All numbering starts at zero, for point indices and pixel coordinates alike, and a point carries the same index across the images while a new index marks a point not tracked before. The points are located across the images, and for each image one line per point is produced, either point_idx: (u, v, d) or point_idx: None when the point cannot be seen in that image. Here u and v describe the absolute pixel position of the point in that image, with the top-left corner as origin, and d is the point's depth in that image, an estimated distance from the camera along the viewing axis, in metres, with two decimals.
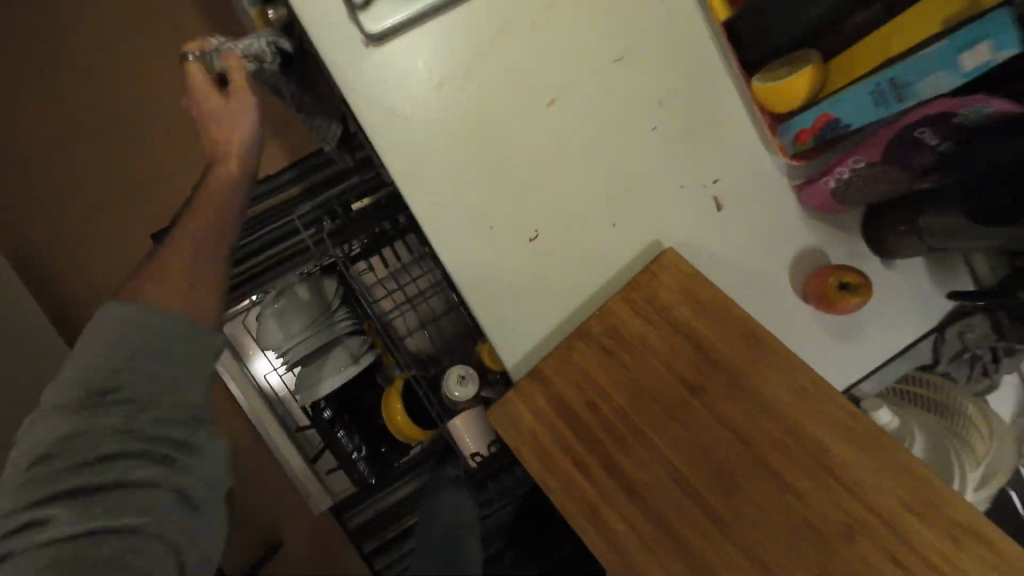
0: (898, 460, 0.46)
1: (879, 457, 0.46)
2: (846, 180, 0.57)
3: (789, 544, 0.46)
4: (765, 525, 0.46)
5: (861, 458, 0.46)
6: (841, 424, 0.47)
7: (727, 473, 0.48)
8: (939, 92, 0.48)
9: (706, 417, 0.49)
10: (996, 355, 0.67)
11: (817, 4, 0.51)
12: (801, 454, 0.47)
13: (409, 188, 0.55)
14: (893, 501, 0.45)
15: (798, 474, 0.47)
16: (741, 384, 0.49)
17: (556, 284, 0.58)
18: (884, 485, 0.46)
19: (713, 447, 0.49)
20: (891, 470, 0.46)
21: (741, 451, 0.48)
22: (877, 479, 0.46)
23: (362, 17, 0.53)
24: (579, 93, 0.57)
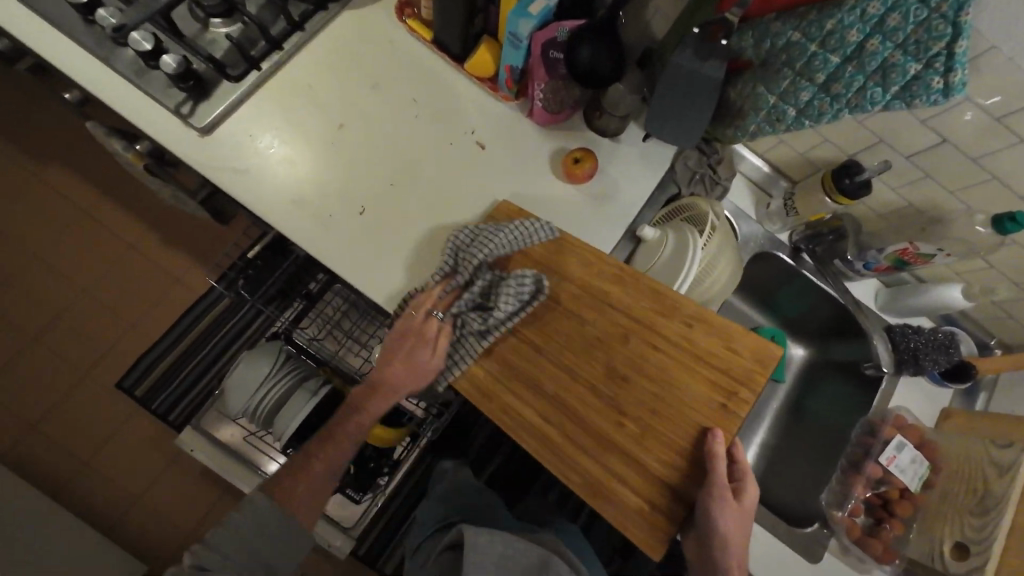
0: (597, 259, 0.72)
1: (598, 258, 0.72)
2: (543, 101, 0.84)
3: (580, 342, 0.71)
4: (563, 345, 0.71)
5: (592, 260, 0.72)
6: (598, 259, 0.72)
7: (540, 319, 0.72)
8: (532, 29, 0.74)
9: (551, 311, 0.72)
10: (716, 168, 0.91)
11: (451, 8, 0.79)
12: (558, 282, 0.73)
13: (263, 210, 0.81)
14: (603, 269, 0.72)
15: (570, 299, 0.72)
16: (572, 286, 0.72)
17: (397, 235, 0.84)
18: (597, 265, 0.72)
19: (564, 345, 0.71)
20: (596, 258, 0.72)
21: (551, 304, 0.72)
22: (597, 264, 0.72)
23: (192, 119, 0.80)
24: (351, 114, 0.86)
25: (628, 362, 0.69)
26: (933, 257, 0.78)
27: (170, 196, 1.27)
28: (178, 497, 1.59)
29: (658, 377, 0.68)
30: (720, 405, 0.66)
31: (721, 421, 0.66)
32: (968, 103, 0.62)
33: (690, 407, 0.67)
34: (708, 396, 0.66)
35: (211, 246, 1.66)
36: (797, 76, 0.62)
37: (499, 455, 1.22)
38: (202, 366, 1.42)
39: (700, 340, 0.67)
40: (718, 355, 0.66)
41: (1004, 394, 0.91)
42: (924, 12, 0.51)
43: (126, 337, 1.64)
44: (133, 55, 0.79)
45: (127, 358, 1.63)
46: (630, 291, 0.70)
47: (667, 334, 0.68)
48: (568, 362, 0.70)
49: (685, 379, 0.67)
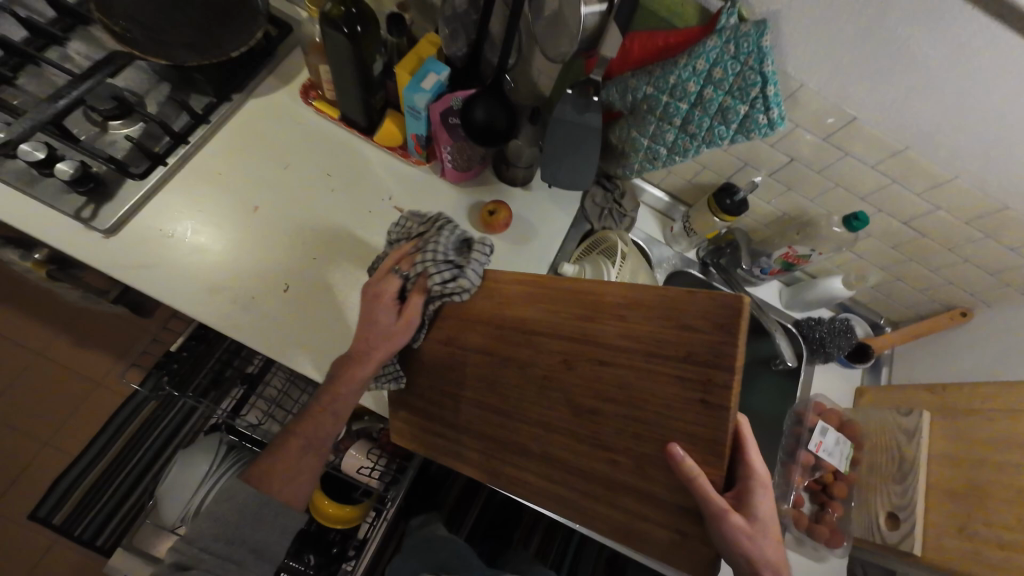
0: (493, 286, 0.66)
1: (499, 284, 0.65)
2: (452, 162, 0.90)
3: (509, 382, 0.62)
4: (495, 390, 0.63)
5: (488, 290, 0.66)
6: (495, 286, 0.65)
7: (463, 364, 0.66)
8: (429, 101, 0.81)
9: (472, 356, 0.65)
10: (621, 201, 1.00)
11: (351, 89, 0.84)
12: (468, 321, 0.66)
13: (179, 302, 0.79)
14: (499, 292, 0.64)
15: (484, 336, 0.64)
16: (492, 324, 0.64)
17: (323, 306, 0.84)
18: (491, 294, 0.65)
19: (498, 396, 0.63)
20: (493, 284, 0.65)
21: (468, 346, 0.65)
22: (491, 292, 0.65)
23: (91, 221, 0.78)
24: (267, 196, 0.88)
25: (580, 392, 0.56)
26: (809, 256, 0.90)
27: (80, 297, 1.19)
28: None
29: (613, 398, 0.54)
30: (700, 401, 0.48)
31: (702, 420, 0.48)
32: (799, 129, 0.74)
33: (661, 415, 0.51)
34: (684, 394, 0.49)
35: (137, 341, 1.57)
36: (659, 121, 0.72)
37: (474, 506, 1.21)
38: (133, 478, 1.41)
39: (647, 330, 0.52)
40: (669, 344, 0.49)
41: (902, 364, 1.02)
42: (738, 65, 0.61)
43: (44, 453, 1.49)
44: (24, 164, 0.78)
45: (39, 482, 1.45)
46: (538, 306, 0.60)
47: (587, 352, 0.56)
48: (513, 407, 0.61)
49: (652, 388, 0.51)
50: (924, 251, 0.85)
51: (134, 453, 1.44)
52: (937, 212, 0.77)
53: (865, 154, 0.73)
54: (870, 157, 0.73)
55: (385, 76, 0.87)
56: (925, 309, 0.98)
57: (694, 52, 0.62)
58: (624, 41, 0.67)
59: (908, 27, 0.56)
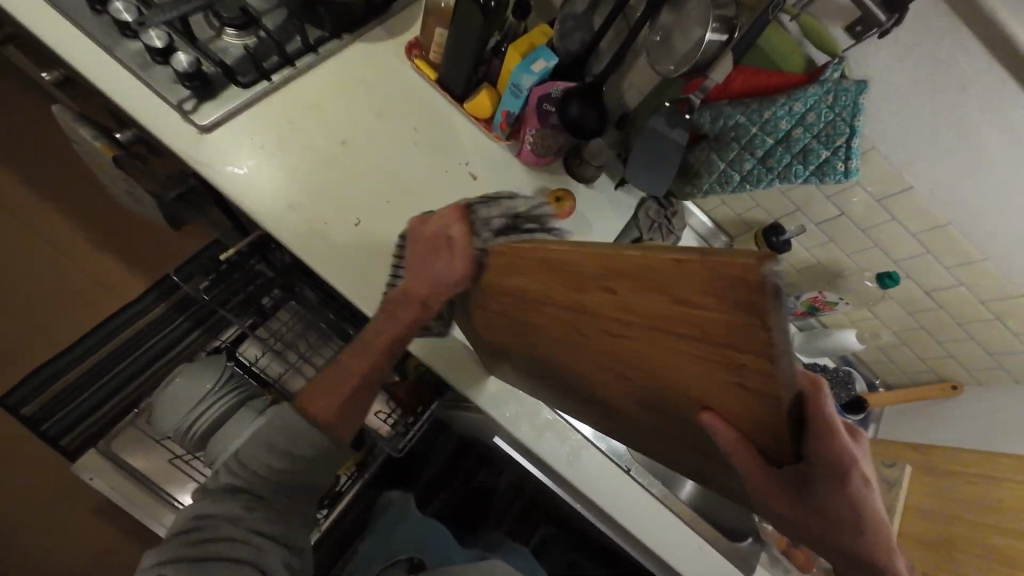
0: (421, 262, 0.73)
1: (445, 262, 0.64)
2: (532, 144, 0.95)
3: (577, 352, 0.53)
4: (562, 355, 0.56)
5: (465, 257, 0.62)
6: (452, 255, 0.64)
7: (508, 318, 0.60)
8: (532, 84, 0.86)
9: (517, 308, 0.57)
10: (671, 219, 1.01)
11: (460, 56, 0.89)
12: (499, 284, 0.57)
13: (256, 211, 0.82)
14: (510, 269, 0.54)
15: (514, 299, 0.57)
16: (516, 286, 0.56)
17: (387, 249, 0.87)
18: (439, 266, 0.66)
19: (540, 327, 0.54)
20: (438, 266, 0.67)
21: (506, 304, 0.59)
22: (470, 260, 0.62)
23: (193, 117, 0.81)
24: (354, 134, 0.91)
25: (624, 364, 0.46)
26: (837, 303, 0.99)
27: (123, 191, 1.18)
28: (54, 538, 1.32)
29: (647, 364, 0.43)
30: (725, 368, 0.35)
31: (733, 392, 0.36)
32: (859, 186, 0.82)
33: (695, 383, 0.39)
34: (706, 362, 0.36)
35: (151, 250, 1.53)
36: (741, 149, 0.79)
37: (440, 495, 1.35)
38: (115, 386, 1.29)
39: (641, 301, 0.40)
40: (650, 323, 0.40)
41: (889, 422, 1.10)
42: (831, 115, 0.69)
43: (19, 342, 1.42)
44: (141, 48, 0.80)
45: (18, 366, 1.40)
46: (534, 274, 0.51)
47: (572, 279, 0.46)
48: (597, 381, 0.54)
49: (676, 369, 0.40)
50: (935, 323, 0.93)
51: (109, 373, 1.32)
52: (959, 288, 0.85)
53: (910, 222, 0.81)
54: (914, 225, 0.82)
55: (492, 51, 0.93)
56: (919, 376, 1.07)
57: (794, 95, 0.70)
58: (731, 73, 0.74)
59: (984, 117, 0.66)
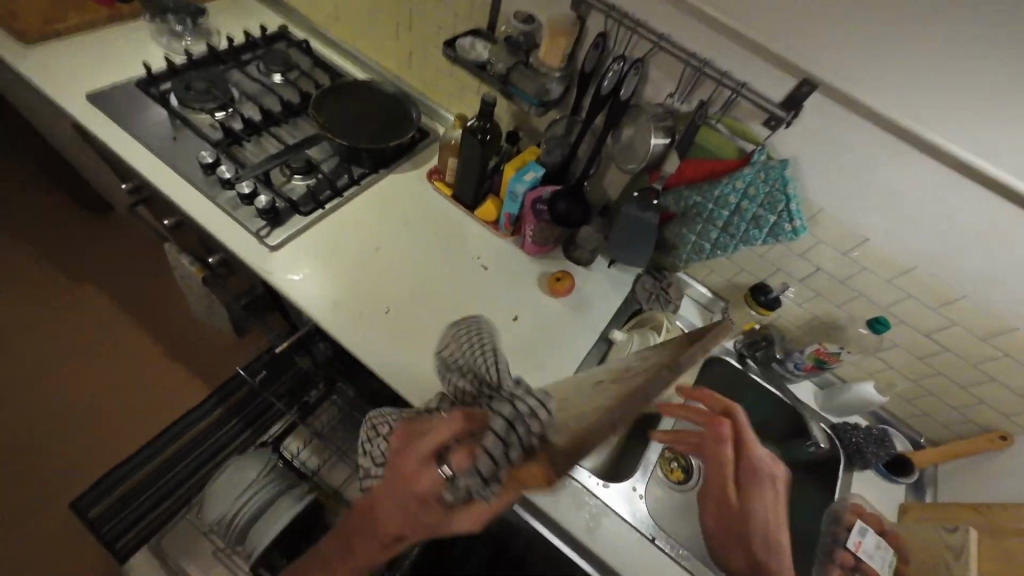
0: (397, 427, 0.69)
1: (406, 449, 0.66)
2: (532, 236, 1.12)
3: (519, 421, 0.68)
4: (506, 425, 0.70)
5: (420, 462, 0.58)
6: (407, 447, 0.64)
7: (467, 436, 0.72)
8: (525, 190, 1.07)
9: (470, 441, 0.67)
10: (667, 290, 1.14)
11: (468, 176, 1.13)
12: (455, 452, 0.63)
13: (308, 307, 1.00)
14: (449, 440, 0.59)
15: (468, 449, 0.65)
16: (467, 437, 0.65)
17: (411, 332, 1.01)
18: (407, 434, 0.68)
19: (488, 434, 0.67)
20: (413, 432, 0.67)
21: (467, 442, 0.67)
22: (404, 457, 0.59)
23: (266, 239, 1.05)
24: (386, 241, 1.13)
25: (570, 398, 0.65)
26: (840, 354, 1.01)
27: (204, 305, 1.44)
28: None
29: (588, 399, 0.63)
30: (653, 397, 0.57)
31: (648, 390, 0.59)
32: (822, 243, 0.91)
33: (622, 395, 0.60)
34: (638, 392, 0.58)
35: (217, 358, 1.76)
36: (704, 222, 0.93)
37: None
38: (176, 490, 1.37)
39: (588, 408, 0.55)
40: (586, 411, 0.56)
41: (945, 486, 1.02)
42: (768, 187, 0.83)
43: (95, 448, 1.58)
44: (233, 195, 1.08)
45: (90, 471, 1.54)
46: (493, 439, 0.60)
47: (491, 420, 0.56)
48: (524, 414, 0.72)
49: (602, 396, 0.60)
50: (948, 366, 0.93)
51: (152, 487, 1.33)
52: (952, 328, 0.87)
53: (880, 269, 0.88)
54: (886, 272, 0.88)
55: (494, 170, 1.17)
56: (960, 429, 1.01)
57: (734, 175, 0.85)
58: (681, 163, 0.91)
59: (898, 175, 0.77)
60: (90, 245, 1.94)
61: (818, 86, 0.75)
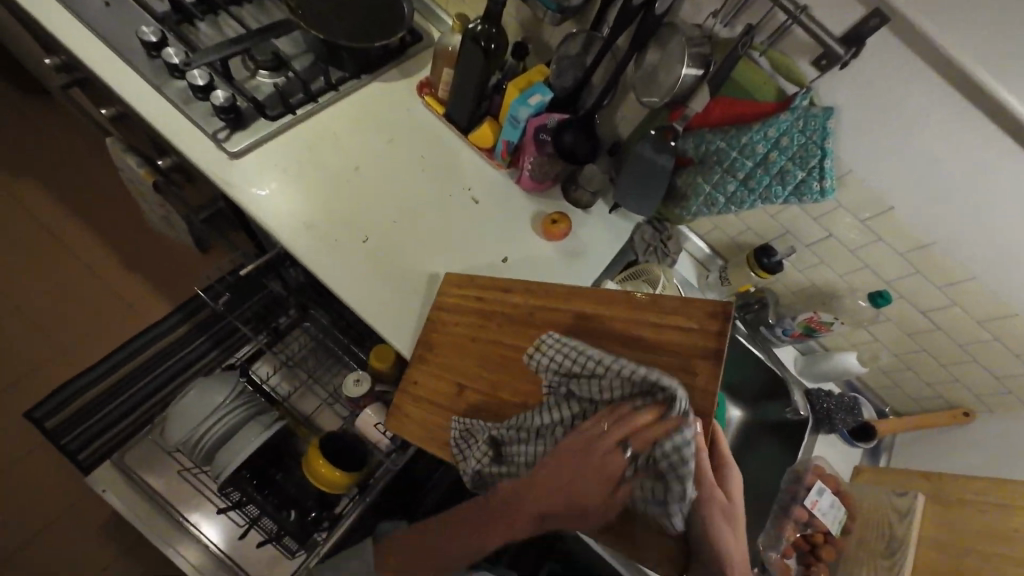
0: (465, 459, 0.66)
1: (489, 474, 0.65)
2: (531, 170, 1.01)
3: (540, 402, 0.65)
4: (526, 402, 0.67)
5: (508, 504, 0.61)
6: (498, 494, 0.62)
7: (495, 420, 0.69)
8: (529, 115, 0.94)
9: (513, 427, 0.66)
10: (666, 243, 1.07)
11: (464, 91, 0.98)
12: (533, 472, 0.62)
13: (275, 227, 0.89)
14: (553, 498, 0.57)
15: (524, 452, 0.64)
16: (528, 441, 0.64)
17: (390, 266, 0.93)
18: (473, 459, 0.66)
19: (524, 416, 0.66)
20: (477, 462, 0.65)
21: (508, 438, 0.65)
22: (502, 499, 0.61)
23: (226, 144, 0.90)
24: (367, 160, 1.00)
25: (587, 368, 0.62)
26: (832, 324, 0.99)
27: (160, 215, 1.30)
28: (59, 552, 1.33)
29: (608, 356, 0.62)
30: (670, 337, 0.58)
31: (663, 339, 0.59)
32: (842, 209, 0.85)
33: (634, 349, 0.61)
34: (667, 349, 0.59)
35: (180, 273, 1.63)
36: (724, 172, 0.84)
37: None
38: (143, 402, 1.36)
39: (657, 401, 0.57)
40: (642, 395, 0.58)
41: (901, 452, 1.07)
42: (802, 138, 0.74)
43: (50, 357, 1.50)
44: (185, 86, 0.92)
45: (47, 379, 1.48)
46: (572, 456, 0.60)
47: (602, 497, 0.56)
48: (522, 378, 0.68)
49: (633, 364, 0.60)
50: (935, 344, 0.93)
51: (121, 393, 1.34)
52: (951, 308, 0.86)
53: (896, 241, 0.83)
54: (901, 245, 0.83)
55: (495, 88, 1.02)
56: (928, 402, 1.04)
57: (767, 121, 0.76)
58: (709, 102, 0.81)
59: (945, 139, 0.70)
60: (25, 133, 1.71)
61: (888, 20, 0.64)
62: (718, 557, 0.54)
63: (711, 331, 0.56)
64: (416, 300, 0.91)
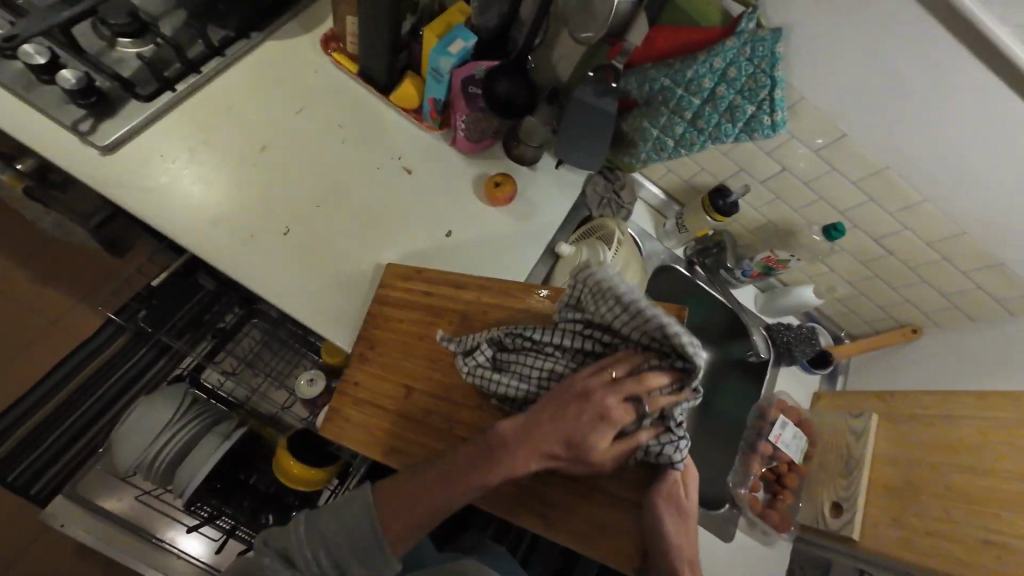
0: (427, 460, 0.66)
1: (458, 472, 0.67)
2: (465, 130, 0.91)
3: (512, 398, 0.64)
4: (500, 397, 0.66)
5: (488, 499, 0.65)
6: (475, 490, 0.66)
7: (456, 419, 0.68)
8: (452, 66, 0.82)
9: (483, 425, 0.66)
10: (620, 194, 1.02)
11: (373, 43, 0.85)
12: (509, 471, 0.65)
13: (173, 230, 0.77)
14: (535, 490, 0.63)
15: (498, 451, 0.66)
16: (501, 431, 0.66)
17: (319, 257, 0.83)
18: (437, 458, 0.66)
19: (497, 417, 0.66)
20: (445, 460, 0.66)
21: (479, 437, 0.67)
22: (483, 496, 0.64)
23: (92, 136, 0.75)
24: (274, 137, 0.87)
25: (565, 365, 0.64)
26: (788, 261, 0.98)
27: (50, 223, 1.13)
28: None
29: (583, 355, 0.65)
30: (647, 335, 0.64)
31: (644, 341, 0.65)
32: (796, 140, 0.80)
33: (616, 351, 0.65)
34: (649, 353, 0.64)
35: (96, 282, 1.44)
36: (671, 113, 0.76)
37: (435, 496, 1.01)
38: (91, 425, 1.22)
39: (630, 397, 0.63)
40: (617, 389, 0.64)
41: (857, 375, 1.11)
42: (752, 67, 0.67)
43: None
44: (22, 66, 0.74)
45: None
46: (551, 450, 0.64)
47: (565, 493, 0.63)
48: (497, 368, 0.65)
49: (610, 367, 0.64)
50: (888, 269, 0.93)
51: (65, 420, 1.22)
52: (905, 233, 0.84)
53: (850, 169, 0.80)
54: (854, 173, 0.80)
55: (411, 37, 0.89)
56: (881, 325, 1.07)
57: (713, 50, 0.67)
58: (651, 32, 0.72)
59: (899, 55, 0.64)
60: None
61: None
62: (670, 550, 0.57)
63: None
64: (355, 291, 0.83)
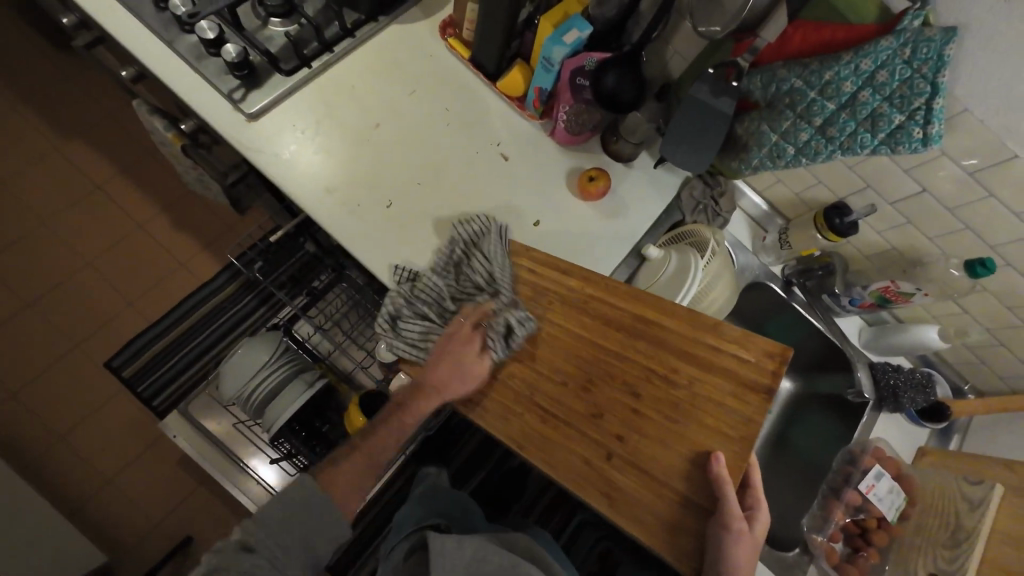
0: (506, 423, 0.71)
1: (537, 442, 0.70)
2: (567, 121, 0.90)
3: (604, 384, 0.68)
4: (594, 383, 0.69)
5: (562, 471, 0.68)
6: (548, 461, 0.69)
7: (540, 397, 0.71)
8: (564, 55, 0.82)
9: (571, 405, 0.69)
10: (718, 201, 0.96)
11: (489, 30, 0.87)
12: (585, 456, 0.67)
13: (296, 194, 0.86)
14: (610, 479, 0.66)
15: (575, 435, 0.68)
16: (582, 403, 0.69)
17: (415, 232, 0.88)
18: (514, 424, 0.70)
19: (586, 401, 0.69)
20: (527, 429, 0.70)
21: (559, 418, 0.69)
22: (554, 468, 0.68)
23: (243, 105, 0.86)
24: (387, 116, 0.93)
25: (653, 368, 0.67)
26: (913, 296, 0.86)
27: (193, 177, 1.30)
28: (138, 489, 1.49)
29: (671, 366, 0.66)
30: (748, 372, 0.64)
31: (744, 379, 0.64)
32: (947, 158, 0.70)
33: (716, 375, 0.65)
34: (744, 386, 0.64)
35: (221, 235, 1.65)
36: (797, 118, 0.70)
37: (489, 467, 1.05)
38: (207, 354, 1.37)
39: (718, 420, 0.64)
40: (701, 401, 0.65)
41: (976, 436, 0.96)
42: (907, 71, 0.60)
43: (105, 313, 1.58)
44: (196, 40, 0.86)
45: (107, 333, 1.56)
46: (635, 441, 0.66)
47: (631, 482, 0.65)
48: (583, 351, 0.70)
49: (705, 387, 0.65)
50: None
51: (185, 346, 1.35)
52: None
53: (1014, 198, 0.68)
54: (1017, 203, 0.69)
55: (526, 25, 0.90)
56: (1019, 383, 0.91)
57: (862, 51, 0.61)
58: (787, 29, 0.67)
59: None
60: (63, 94, 1.72)
61: None
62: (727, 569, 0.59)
63: (766, 369, 0.63)
64: (442, 269, 0.87)
